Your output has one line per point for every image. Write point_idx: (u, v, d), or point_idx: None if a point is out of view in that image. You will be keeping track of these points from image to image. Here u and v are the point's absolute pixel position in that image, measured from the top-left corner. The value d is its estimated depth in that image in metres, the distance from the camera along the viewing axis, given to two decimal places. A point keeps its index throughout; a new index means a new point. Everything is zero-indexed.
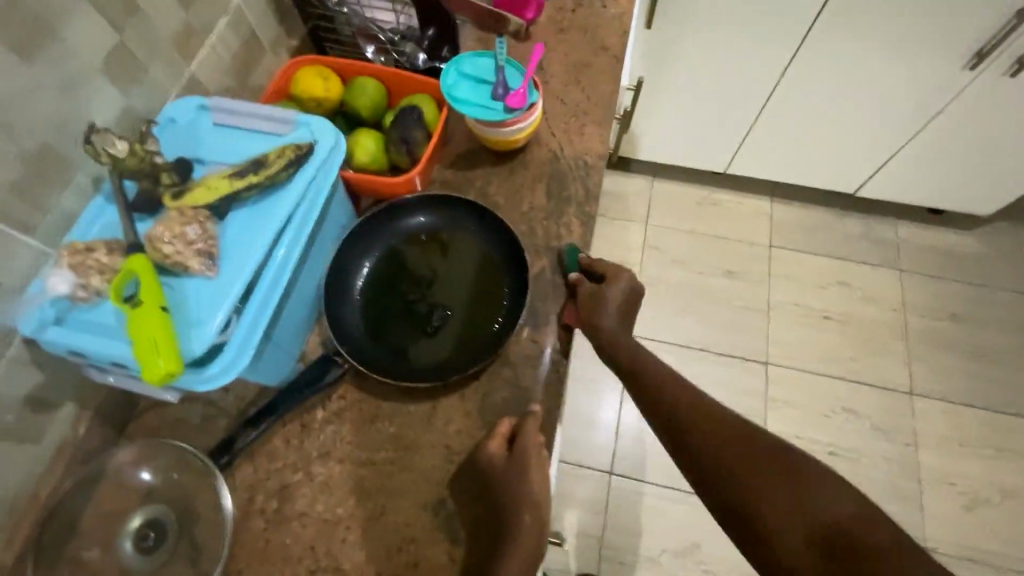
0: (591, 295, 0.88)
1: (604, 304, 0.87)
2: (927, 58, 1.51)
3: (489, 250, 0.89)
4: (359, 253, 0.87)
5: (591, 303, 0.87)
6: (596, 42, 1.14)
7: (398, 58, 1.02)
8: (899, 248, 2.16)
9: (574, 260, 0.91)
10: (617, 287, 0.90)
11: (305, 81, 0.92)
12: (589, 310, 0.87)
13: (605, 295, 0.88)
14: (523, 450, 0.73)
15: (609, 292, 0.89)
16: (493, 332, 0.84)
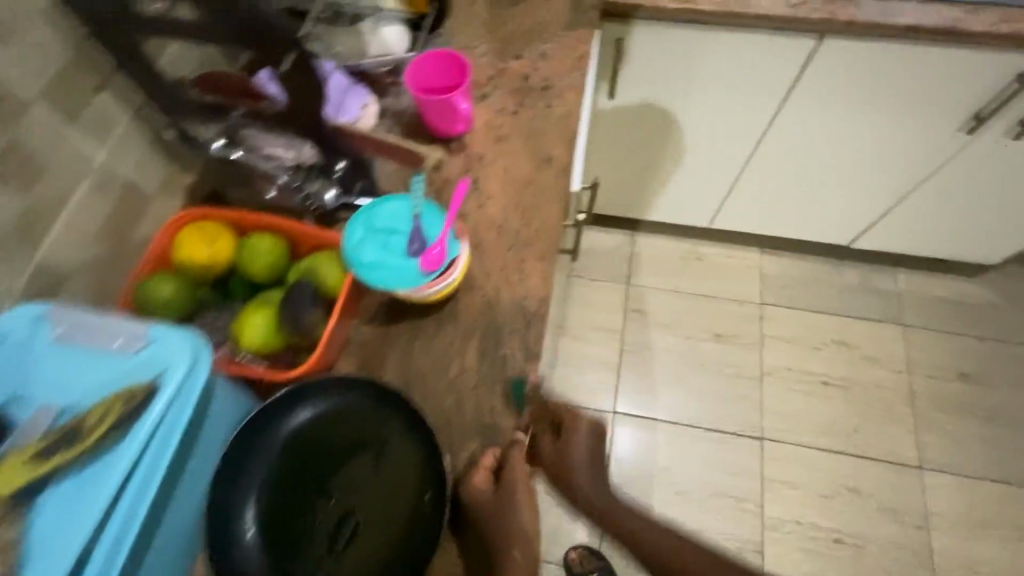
0: (552, 450, 0.90)
1: (570, 455, 0.90)
2: (919, 122, 1.36)
3: (405, 444, 0.75)
4: (246, 466, 0.71)
5: (555, 457, 0.90)
6: (539, 153, 1.00)
7: (303, 199, 0.87)
8: (901, 301, 2.01)
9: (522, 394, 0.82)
10: (579, 435, 0.91)
11: (186, 244, 0.79)
12: (554, 462, 0.90)
13: (569, 445, 0.90)
14: (510, 483, 0.77)
15: (572, 439, 0.90)
16: (409, 554, 0.70)
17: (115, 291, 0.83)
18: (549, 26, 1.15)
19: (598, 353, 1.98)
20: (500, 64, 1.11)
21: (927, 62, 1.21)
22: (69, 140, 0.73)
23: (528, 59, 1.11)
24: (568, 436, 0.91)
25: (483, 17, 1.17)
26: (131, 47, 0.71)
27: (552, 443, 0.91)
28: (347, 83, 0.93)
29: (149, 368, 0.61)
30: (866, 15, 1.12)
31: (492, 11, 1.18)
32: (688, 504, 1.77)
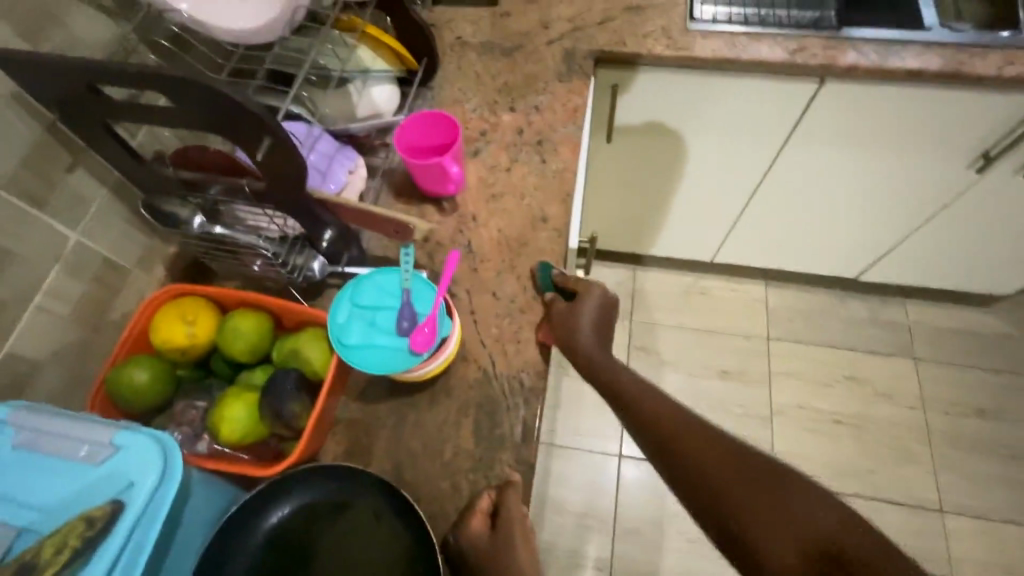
0: (566, 310, 0.85)
1: (580, 317, 0.85)
2: (924, 159, 1.33)
3: (391, 542, 0.69)
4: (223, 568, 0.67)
5: (566, 318, 0.85)
6: (534, 211, 0.97)
7: (289, 272, 0.83)
8: (912, 333, 1.95)
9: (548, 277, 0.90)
10: (591, 300, 0.89)
11: (164, 325, 0.75)
12: (564, 323, 0.84)
13: (581, 314, 0.86)
14: (507, 525, 0.70)
15: (582, 307, 0.87)
16: None
17: (90, 375, 0.79)
18: (541, 77, 1.13)
19: None
20: (492, 117, 1.09)
21: (930, 103, 1.18)
22: (38, 225, 0.70)
23: (521, 112, 1.09)
24: (579, 303, 0.87)
25: (474, 69, 1.16)
26: (103, 129, 0.68)
27: (562, 304, 0.86)
28: (336, 147, 0.90)
29: (112, 485, 0.56)
30: (866, 60, 1.10)
31: (483, 63, 1.16)
32: (700, 553, 1.69)
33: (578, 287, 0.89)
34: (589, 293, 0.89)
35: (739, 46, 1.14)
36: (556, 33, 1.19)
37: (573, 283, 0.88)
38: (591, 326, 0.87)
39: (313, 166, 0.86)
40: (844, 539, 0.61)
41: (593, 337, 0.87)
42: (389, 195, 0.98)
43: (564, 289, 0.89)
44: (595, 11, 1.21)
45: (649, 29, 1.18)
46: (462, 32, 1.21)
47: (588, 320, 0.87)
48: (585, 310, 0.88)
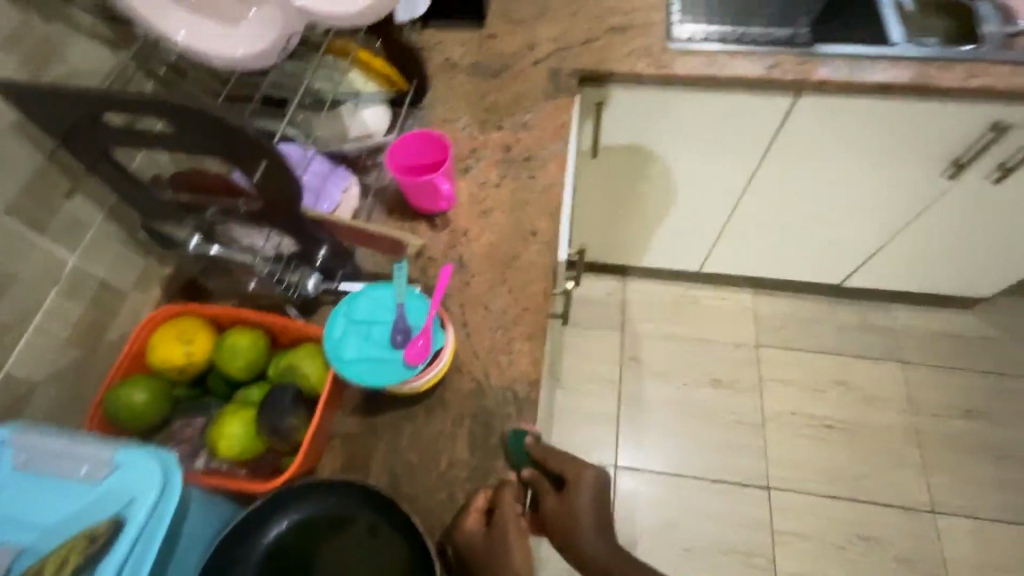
0: (557, 512, 0.76)
1: (574, 516, 0.75)
2: (899, 168, 1.37)
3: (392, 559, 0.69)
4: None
5: (558, 517, 0.75)
6: (524, 226, 1.00)
7: (284, 289, 0.84)
8: (898, 337, 1.99)
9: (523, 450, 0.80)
10: (579, 491, 0.76)
11: (162, 345, 0.77)
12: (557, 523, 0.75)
13: (571, 508, 0.75)
14: (500, 521, 0.71)
15: (574, 497, 0.76)
16: None
17: (87, 395, 0.79)
18: (528, 96, 1.17)
19: (596, 404, 1.93)
20: (481, 135, 1.12)
21: (901, 114, 1.23)
22: (39, 248, 0.71)
23: (509, 130, 1.12)
24: (568, 493, 0.76)
25: (463, 89, 1.19)
26: (102, 153, 0.70)
27: (552, 499, 0.77)
28: (330, 167, 0.93)
29: (111, 503, 0.57)
30: (838, 75, 1.15)
31: (472, 83, 1.20)
32: (698, 563, 1.70)
33: (562, 467, 0.78)
34: (579, 480, 0.77)
35: (718, 64, 1.19)
36: (542, 54, 1.23)
37: (556, 465, 0.78)
38: (589, 513, 0.75)
39: (308, 187, 0.89)
40: None
41: (593, 524, 0.75)
42: (381, 213, 1.00)
43: (547, 471, 0.78)
44: (579, 32, 1.26)
45: (632, 49, 1.22)
46: (450, 54, 1.24)
47: (585, 510, 0.75)
48: (578, 499, 0.76)
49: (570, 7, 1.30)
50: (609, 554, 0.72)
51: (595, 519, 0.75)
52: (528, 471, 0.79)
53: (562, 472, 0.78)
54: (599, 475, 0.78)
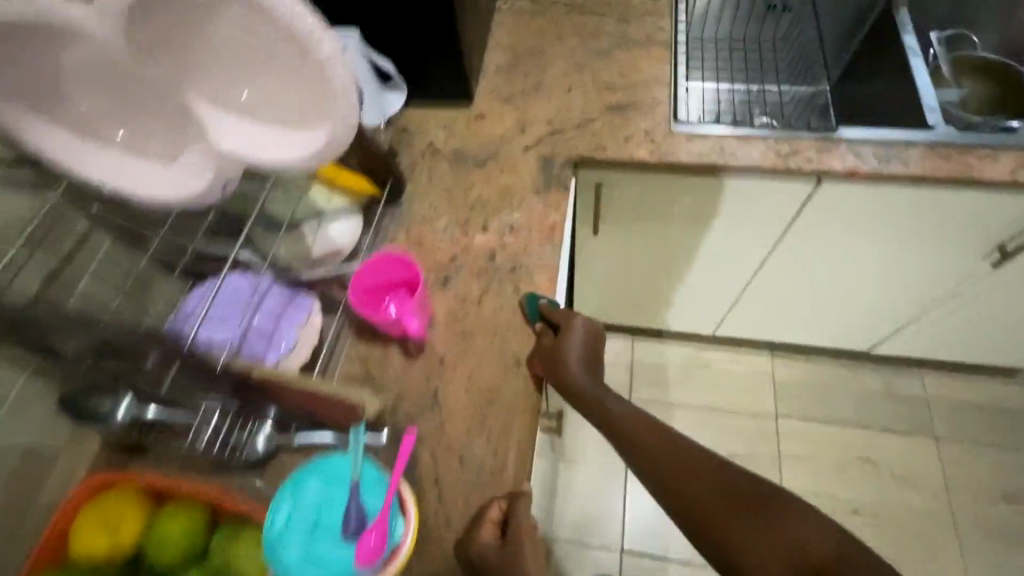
0: (552, 348, 0.86)
1: (567, 354, 0.84)
2: (935, 250, 1.24)
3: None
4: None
5: (553, 355, 0.85)
6: (507, 354, 0.89)
7: (229, 450, 0.75)
8: (930, 407, 1.83)
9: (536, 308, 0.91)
10: (574, 334, 0.86)
11: (85, 535, 0.69)
12: (552, 360, 0.85)
13: (565, 345, 0.85)
14: (514, 543, 0.70)
15: (569, 340, 0.86)
16: None
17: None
18: (517, 190, 1.06)
19: (599, 480, 1.84)
20: (464, 239, 1.01)
21: (938, 204, 1.10)
22: None
23: (495, 232, 1.01)
24: (565, 335, 0.86)
25: (445, 181, 1.08)
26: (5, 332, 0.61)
27: (552, 339, 0.87)
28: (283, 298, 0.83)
29: None
30: (866, 164, 1.02)
31: (455, 174, 1.09)
32: None
33: (561, 318, 0.88)
34: (573, 327, 0.87)
35: (728, 152, 1.07)
36: (533, 139, 1.12)
37: (559, 315, 0.88)
38: (581, 365, 0.85)
39: (256, 330, 0.78)
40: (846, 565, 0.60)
41: (582, 369, 0.86)
42: (350, 338, 0.91)
43: (552, 322, 0.89)
44: (574, 112, 1.15)
45: (632, 133, 1.11)
46: (433, 137, 1.14)
47: (576, 352, 0.85)
48: (571, 343, 0.86)
49: (565, 84, 1.20)
50: (591, 388, 0.85)
51: (584, 365, 0.86)
52: (539, 326, 0.90)
53: (560, 322, 0.88)
54: (590, 326, 0.89)
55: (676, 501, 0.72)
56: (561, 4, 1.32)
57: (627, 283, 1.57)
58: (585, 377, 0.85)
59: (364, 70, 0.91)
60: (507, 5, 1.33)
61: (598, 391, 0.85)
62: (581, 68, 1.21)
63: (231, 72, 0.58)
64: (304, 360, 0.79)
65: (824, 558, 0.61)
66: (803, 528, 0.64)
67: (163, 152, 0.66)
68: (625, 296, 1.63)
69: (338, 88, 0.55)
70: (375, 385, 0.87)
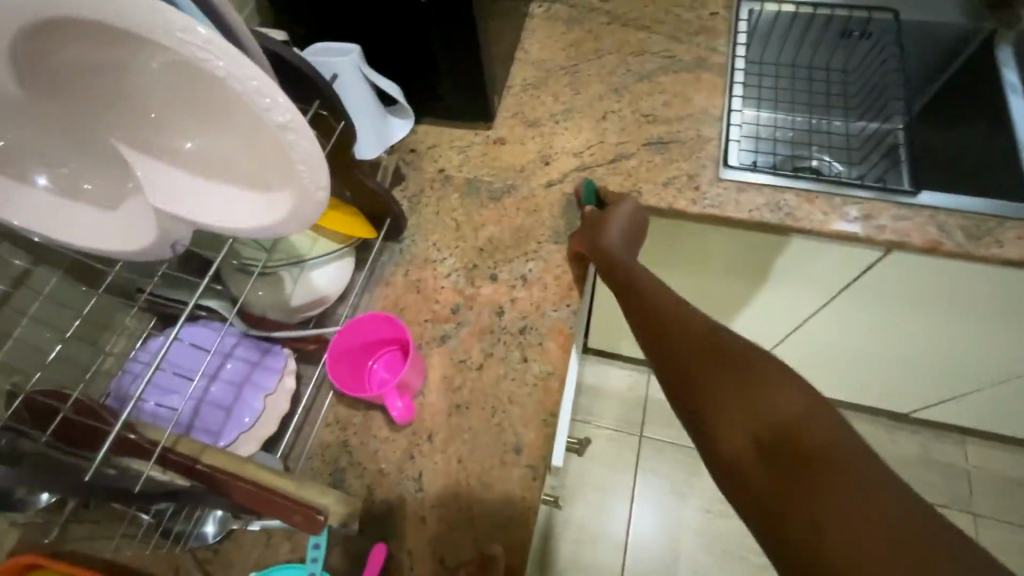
0: (595, 216, 0.88)
1: (610, 219, 0.86)
2: (1012, 330, 1.07)
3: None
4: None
5: (592, 221, 0.87)
6: (506, 436, 0.77)
7: (171, 539, 0.67)
8: (972, 481, 1.67)
9: (591, 193, 0.94)
10: (621, 211, 0.87)
11: None
12: (589, 225, 0.87)
13: (610, 217, 0.86)
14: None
15: (613, 212, 0.87)
16: None
17: None
18: (534, 233, 0.93)
19: (601, 522, 1.72)
20: (469, 288, 0.88)
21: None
22: None
23: (504, 283, 0.88)
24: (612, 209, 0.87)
25: (454, 216, 0.95)
26: None
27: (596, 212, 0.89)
28: (248, 360, 0.73)
29: None
30: (950, 239, 0.86)
31: (466, 208, 0.96)
32: None
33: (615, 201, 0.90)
34: (621, 204, 0.88)
35: (785, 209, 0.91)
36: (558, 172, 0.99)
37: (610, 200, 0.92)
38: (620, 234, 0.85)
39: (213, 400, 0.70)
40: (827, 449, 0.53)
41: (621, 238, 0.85)
42: (328, 399, 0.79)
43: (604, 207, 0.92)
44: (607, 143, 1.01)
45: (673, 175, 0.96)
46: (445, 162, 1.01)
47: (621, 222, 0.86)
48: (614, 217, 0.86)
49: (600, 108, 1.05)
50: (625, 254, 0.82)
51: (625, 237, 0.85)
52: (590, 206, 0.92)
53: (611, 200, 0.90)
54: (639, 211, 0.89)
55: (670, 367, 0.68)
56: (603, 13, 1.17)
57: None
58: (621, 246, 0.84)
59: (363, 93, 0.79)
60: (542, 11, 1.18)
61: (629, 261, 0.82)
62: (620, 91, 1.07)
63: (177, 119, 0.46)
64: (264, 437, 0.69)
65: (800, 429, 0.55)
66: (792, 406, 0.58)
67: (105, 193, 0.54)
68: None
69: (301, 157, 0.43)
70: (352, 461, 0.76)
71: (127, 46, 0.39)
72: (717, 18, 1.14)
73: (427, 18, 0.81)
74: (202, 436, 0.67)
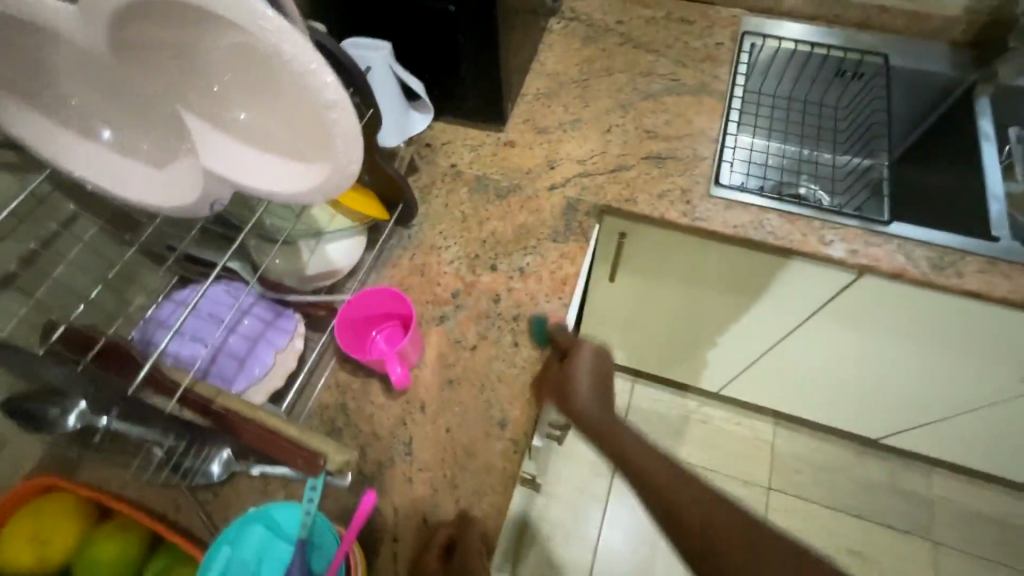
0: (557, 374, 0.82)
1: (573, 378, 0.80)
2: (973, 361, 1.15)
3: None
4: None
5: (558, 380, 0.81)
6: (492, 412, 0.83)
7: (180, 475, 0.71)
8: (935, 510, 1.73)
9: (543, 331, 0.88)
10: (582, 360, 0.81)
11: (9, 545, 0.63)
12: (556, 387, 0.81)
13: (573, 374, 0.80)
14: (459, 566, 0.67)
15: (575, 367, 0.81)
16: None
17: None
18: (535, 230, 1.00)
19: (575, 521, 1.78)
20: (470, 275, 0.95)
21: (988, 320, 1.01)
22: None
23: (503, 273, 0.95)
24: (571, 361, 0.81)
25: (462, 208, 1.02)
26: None
27: (555, 366, 0.83)
28: (264, 318, 0.79)
29: None
30: (916, 268, 0.93)
31: (473, 202, 1.03)
32: None
33: (568, 342, 0.84)
34: (579, 353, 0.82)
35: (768, 227, 0.99)
36: (561, 176, 1.06)
37: (563, 339, 0.84)
38: (590, 391, 0.80)
39: (229, 351, 0.75)
40: None
41: (591, 395, 0.80)
42: (331, 365, 0.86)
43: (559, 347, 0.85)
44: (609, 154, 1.08)
45: (667, 188, 1.04)
46: (457, 158, 1.08)
47: (585, 379, 0.80)
48: (579, 370, 0.80)
49: (606, 122, 1.13)
50: (600, 418, 0.78)
51: (595, 396, 0.80)
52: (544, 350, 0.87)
53: (566, 346, 0.84)
54: (601, 351, 0.83)
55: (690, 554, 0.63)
56: (616, 35, 1.25)
57: (638, 331, 1.50)
58: (593, 404, 0.79)
59: (390, 88, 0.86)
60: (559, 27, 1.26)
61: (608, 419, 0.77)
62: (626, 107, 1.14)
63: (232, 93, 0.53)
64: (272, 390, 0.75)
65: None
66: None
67: (158, 154, 0.61)
68: (635, 341, 1.56)
69: (340, 134, 0.50)
70: (349, 421, 0.82)
71: (201, 25, 0.46)
72: (722, 49, 1.22)
73: (454, 24, 0.89)
74: (216, 381, 0.73)
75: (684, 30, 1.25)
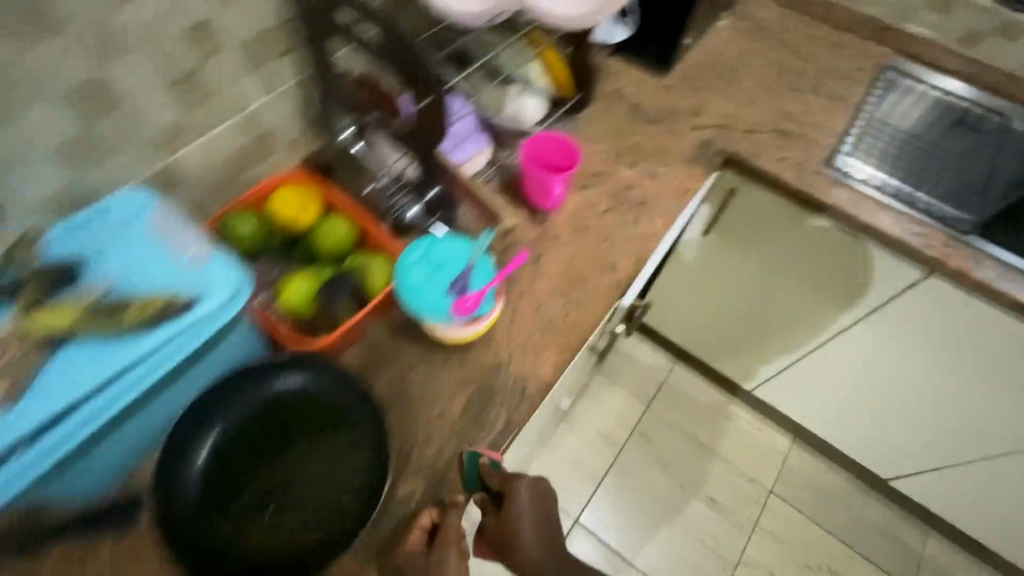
0: (496, 526, 0.78)
1: (516, 530, 0.76)
2: (1000, 395, 1.30)
3: (354, 477, 0.77)
4: (199, 421, 0.77)
5: (498, 531, 0.78)
6: (606, 258, 1.05)
7: (390, 205, 0.97)
8: (920, 564, 1.82)
9: (474, 472, 0.82)
10: (517, 505, 0.77)
11: (282, 200, 0.92)
12: (496, 536, 0.78)
13: (513, 521, 0.77)
14: (439, 553, 0.73)
15: (512, 515, 0.77)
16: (324, 536, 0.74)
17: (210, 209, 0.94)
18: (670, 154, 1.22)
19: (586, 457, 1.96)
20: (612, 166, 1.18)
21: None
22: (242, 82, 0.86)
23: (638, 173, 1.18)
24: (508, 508, 0.78)
25: (618, 119, 1.25)
26: (320, 38, 0.84)
27: (493, 519, 0.79)
28: (473, 128, 1.05)
29: (190, 284, 0.69)
30: (980, 274, 1.10)
31: (628, 118, 1.26)
32: None
33: (503, 486, 0.79)
34: (517, 494, 0.78)
35: (862, 209, 1.18)
36: (701, 124, 1.28)
37: (497, 484, 0.80)
38: (535, 529, 0.77)
39: (455, 131, 0.99)
40: None
41: (537, 541, 0.77)
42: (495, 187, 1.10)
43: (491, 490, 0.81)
44: (745, 120, 1.30)
45: (786, 158, 1.24)
46: (623, 86, 1.32)
47: (526, 524, 0.77)
48: (517, 518, 0.77)
49: (749, 97, 1.34)
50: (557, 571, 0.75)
51: (540, 535, 0.77)
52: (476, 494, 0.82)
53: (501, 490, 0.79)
54: (537, 483, 0.80)
55: None
56: (776, 39, 1.47)
57: (713, 294, 1.66)
58: (544, 547, 0.77)
59: None
60: (731, 19, 1.49)
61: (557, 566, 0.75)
62: (769, 92, 1.36)
63: None
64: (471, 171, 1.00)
65: None
66: None
67: None
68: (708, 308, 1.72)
69: None
70: None
71: None
72: (862, 74, 1.42)
73: None
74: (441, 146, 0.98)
75: (835, 51, 1.46)
